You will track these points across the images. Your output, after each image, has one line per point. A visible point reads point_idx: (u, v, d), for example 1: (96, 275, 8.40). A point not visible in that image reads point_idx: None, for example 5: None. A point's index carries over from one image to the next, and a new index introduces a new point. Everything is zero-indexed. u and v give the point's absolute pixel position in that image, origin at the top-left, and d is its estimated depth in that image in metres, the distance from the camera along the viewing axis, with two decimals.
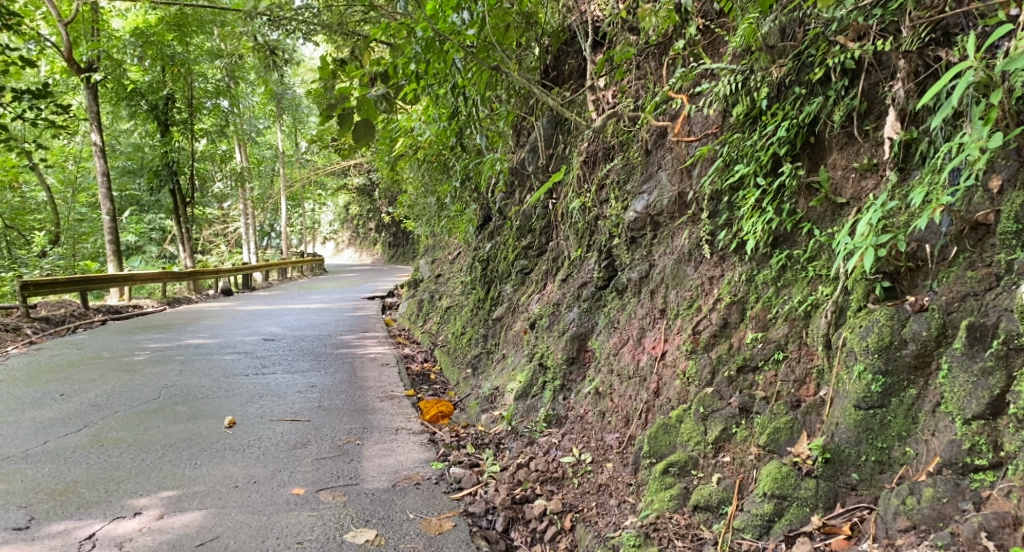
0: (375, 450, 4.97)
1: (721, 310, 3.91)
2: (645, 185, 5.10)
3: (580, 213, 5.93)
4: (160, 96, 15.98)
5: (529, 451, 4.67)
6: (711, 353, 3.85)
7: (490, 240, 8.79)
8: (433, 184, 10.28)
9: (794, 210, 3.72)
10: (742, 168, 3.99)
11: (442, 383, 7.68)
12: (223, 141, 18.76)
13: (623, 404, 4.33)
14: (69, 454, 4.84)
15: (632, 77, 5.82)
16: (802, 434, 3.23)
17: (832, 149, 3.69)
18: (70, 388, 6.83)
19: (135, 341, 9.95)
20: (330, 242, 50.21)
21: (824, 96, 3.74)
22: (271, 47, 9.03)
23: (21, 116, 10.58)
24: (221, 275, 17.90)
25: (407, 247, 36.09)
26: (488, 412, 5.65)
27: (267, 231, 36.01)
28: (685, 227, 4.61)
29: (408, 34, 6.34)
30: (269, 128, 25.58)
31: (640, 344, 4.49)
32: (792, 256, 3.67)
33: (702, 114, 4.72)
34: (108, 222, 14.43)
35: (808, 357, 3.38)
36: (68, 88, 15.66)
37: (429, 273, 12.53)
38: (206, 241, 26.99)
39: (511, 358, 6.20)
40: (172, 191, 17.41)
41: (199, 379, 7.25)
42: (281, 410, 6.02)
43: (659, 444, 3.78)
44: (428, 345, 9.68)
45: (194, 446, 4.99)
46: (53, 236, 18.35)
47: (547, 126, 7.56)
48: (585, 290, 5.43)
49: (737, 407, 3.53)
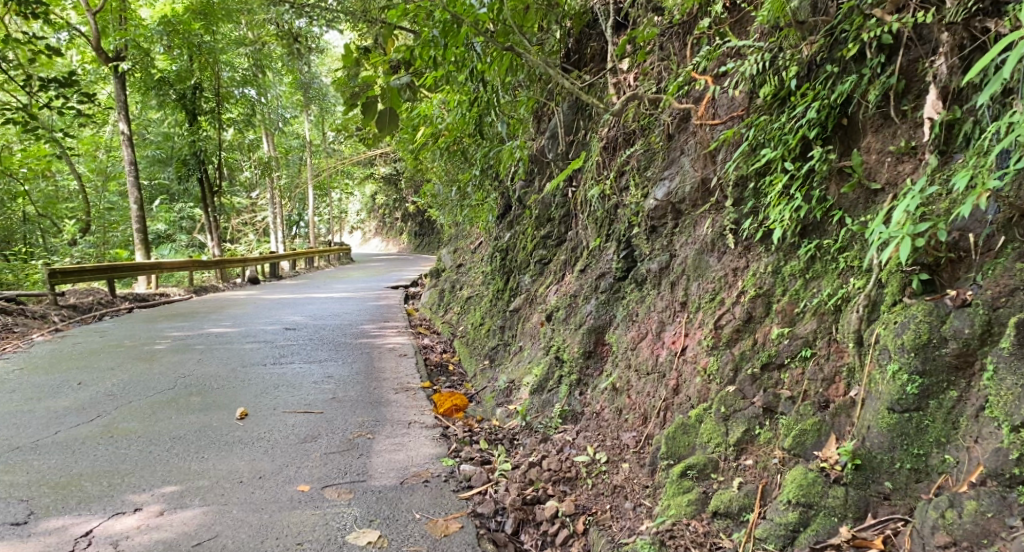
0: (385, 445, 4.84)
1: (745, 304, 3.70)
2: (666, 171, 4.88)
3: (599, 201, 5.71)
4: (187, 85, 15.88)
5: (543, 448, 4.51)
6: (733, 349, 3.65)
7: (510, 229, 8.62)
8: (455, 173, 10.13)
9: (824, 198, 3.49)
10: (769, 153, 3.75)
11: (460, 374, 7.55)
12: (249, 130, 18.83)
13: (641, 401, 4.15)
14: (78, 445, 4.78)
15: (655, 58, 5.58)
16: (831, 437, 3.01)
17: (867, 131, 3.44)
18: (88, 377, 6.81)
19: (158, 329, 9.97)
20: (357, 232, 50.56)
21: (858, 74, 3.48)
22: (295, 34, 8.90)
23: (47, 105, 10.53)
24: (247, 264, 17.98)
25: (432, 236, 36.14)
26: (503, 406, 5.49)
27: (295, 220, 36.27)
28: (707, 215, 4.38)
29: (427, 18, 6.16)
30: (296, 118, 25.67)
31: (659, 339, 4.30)
32: (821, 247, 3.44)
33: (727, 95, 4.47)
34: (136, 211, 14.47)
35: (838, 354, 3.16)
36: (98, 77, 15.73)
37: (451, 262, 12.41)
38: (234, 230, 27.23)
39: (529, 351, 6.03)
40: (200, 180, 17.46)
41: (216, 368, 7.20)
42: (295, 401, 5.92)
43: (678, 445, 3.59)
44: (448, 336, 9.55)
45: (203, 439, 4.91)
46: (85, 224, 18.58)
47: (568, 112, 7.34)
48: (603, 281, 5.23)
49: (761, 407, 3.32)
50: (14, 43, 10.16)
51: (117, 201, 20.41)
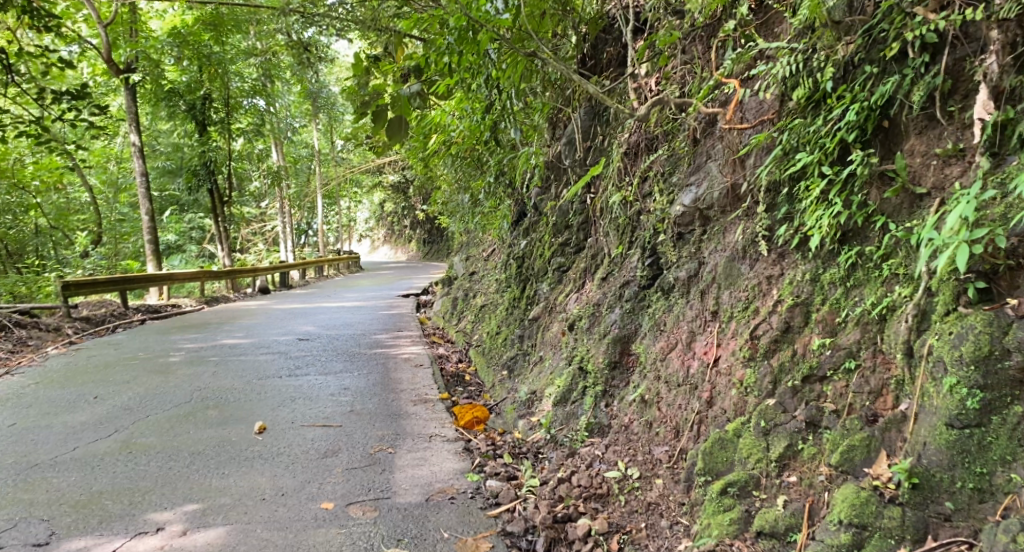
0: (408, 460, 4.72)
1: (783, 313, 3.58)
2: (693, 177, 4.77)
3: (620, 208, 5.58)
4: (197, 96, 15.95)
5: (571, 463, 4.39)
6: (771, 361, 3.53)
7: (525, 237, 8.49)
8: (467, 180, 10.03)
9: (865, 203, 3.38)
10: (805, 157, 3.63)
11: (477, 385, 7.44)
12: (259, 140, 18.86)
13: (672, 413, 4.03)
14: (97, 461, 4.70)
15: (677, 63, 5.47)
16: (881, 453, 2.90)
17: (909, 134, 3.33)
18: (104, 391, 6.73)
19: (171, 340, 9.90)
20: (365, 240, 50.57)
21: (900, 75, 3.37)
22: (305, 44, 8.84)
23: (60, 118, 10.49)
24: (258, 274, 17.94)
25: (441, 243, 36.08)
26: (525, 418, 5.37)
27: (304, 229, 36.31)
28: (738, 222, 4.27)
29: (441, 26, 6.14)
30: (305, 128, 25.67)
31: (690, 349, 4.17)
32: (863, 254, 3.33)
33: (756, 98, 4.35)
34: (148, 222, 14.45)
35: (886, 366, 3.05)
36: (109, 89, 15.78)
37: (463, 270, 12.29)
38: (244, 240, 27.24)
39: (549, 361, 5.89)
40: (210, 191, 17.46)
41: (232, 381, 7.11)
42: (313, 414, 5.82)
43: (715, 460, 3.48)
44: (462, 345, 9.44)
45: (223, 454, 4.82)
46: (97, 236, 18.60)
47: (584, 118, 7.22)
48: (628, 290, 5.10)
49: (804, 422, 3.22)
50: (27, 57, 10.14)
51: (129, 213, 20.45)
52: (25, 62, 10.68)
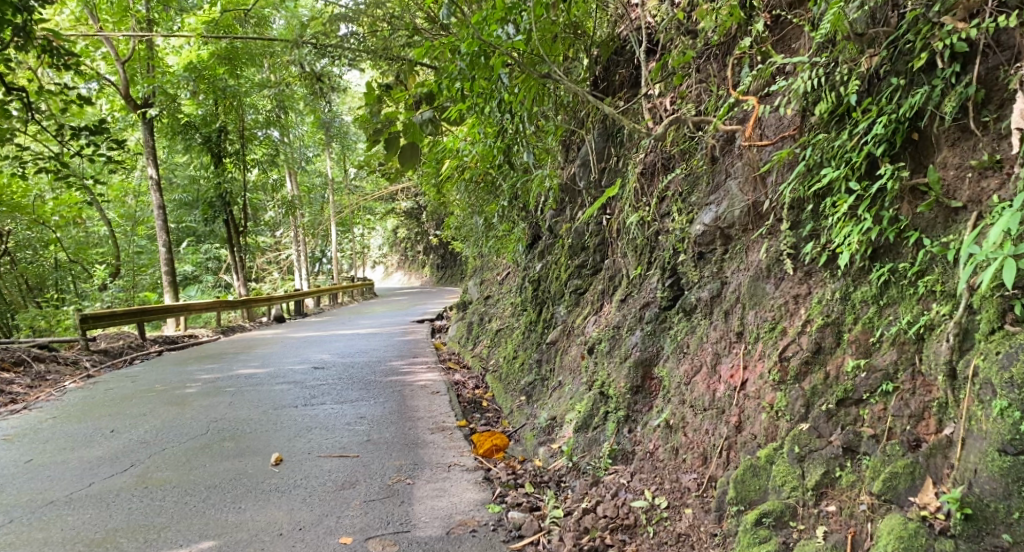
0: (427, 491, 4.60)
1: (813, 333, 3.48)
2: (712, 196, 4.66)
3: (638, 228, 5.46)
4: (213, 128, 16.16)
5: (595, 492, 4.25)
6: (803, 384, 3.43)
7: (540, 259, 8.38)
8: (481, 204, 9.98)
9: (896, 218, 3.29)
10: (830, 173, 3.53)
11: (495, 411, 7.30)
12: (273, 170, 19.07)
13: (699, 439, 3.89)
14: (112, 497, 4.62)
15: (692, 81, 5.39)
16: (926, 481, 2.82)
17: (941, 145, 3.24)
18: (120, 424, 6.67)
19: (188, 372, 9.85)
20: (380, 267, 50.73)
21: (929, 86, 3.28)
22: (319, 76, 8.91)
23: (79, 153, 10.57)
24: (274, 302, 17.95)
25: (455, 267, 36.07)
26: (545, 445, 5.23)
27: (319, 257, 36.45)
28: (762, 241, 4.16)
29: (453, 53, 6.11)
30: (319, 157, 25.88)
31: (715, 373, 4.03)
32: (896, 270, 3.23)
33: (776, 114, 4.26)
34: (164, 254, 14.53)
35: (926, 389, 2.97)
36: (127, 124, 15.97)
37: (478, 294, 12.20)
38: (261, 269, 27.38)
39: (568, 386, 5.75)
40: (226, 221, 17.64)
41: (249, 411, 7.03)
42: (330, 445, 5.71)
43: (748, 488, 3.39)
44: (479, 370, 9.31)
45: (240, 487, 4.73)
46: (115, 269, 18.71)
47: (598, 139, 7.14)
48: (647, 312, 4.97)
49: (841, 447, 3.14)
50: (47, 94, 10.26)
51: (146, 245, 20.59)
52: (45, 100, 10.81)
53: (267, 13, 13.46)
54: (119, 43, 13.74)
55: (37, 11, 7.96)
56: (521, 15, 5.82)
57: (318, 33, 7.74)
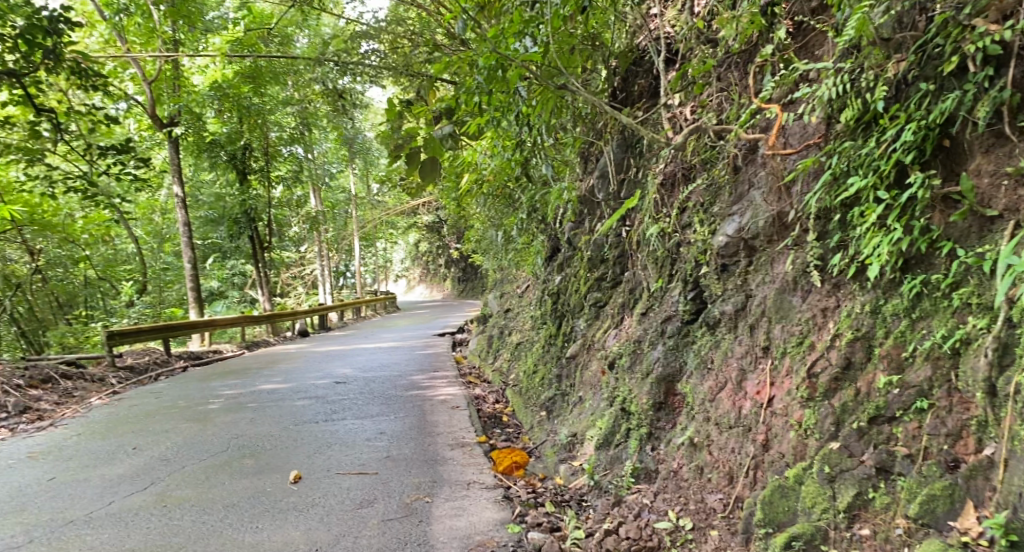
0: (446, 509, 4.52)
1: (843, 348, 3.36)
2: (735, 207, 4.55)
3: (658, 240, 5.34)
4: (238, 146, 16.34)
5: (617, 513, 4.14)
6: (832, 401, 3.32)
7: (560, 272, 8.30)
8: (501, 217, 9.94)
9: (928, 227, 3.18)
10: (858, 181, 3.42)
11: (515, 426, 7.21)
12: (296, 186, 19.27)
13: (725, 458, 3.77)
14: (131, 516, 4.61)
15: (712, 90, 5.29)
16: (967, 504, 2.72)
17: (974, 152, 3.13)
18: (142, 441, 6.68)
19: (210, 387, 9.87)
20: (401, 280, 50.93)
21: (960, 90, 3.16)
22: (341, 93, 8.97)
23: (106, 172, 10.69)
24: (297, 316, 18.03)
25: (476, 280, 36.10)
26: (566, 463, 5.13)
27: (342, 271, 36.67)
28: (787, 252, 4.05)
29: (471, 67, 6.08)
30: (342, 172, 26.08)
31: (740, 389, 3.92)
32: (929, 282, 3.12)
33: (800, 122, 4.16)
34: (189, 270, 14.66)
35: (964, 406, 2.87)
36: (154, 143, 16.19)
37: (498, 307, 12.13)
38: (284, 283, 27.59)
39: (589, 402, 5.64)
40: (250, 237, 17.85)
41: (269, 428, 7.01)
42: (349, 461, 5.65)
43: (776, 510, 3.28)
44: (500, 384, 9.22)
45: (258, 506, 4.69)
46: (142, 285, 18.92)
47: (617, 150, 7.05)
48: (669, 326, 4.86)
49: (874, 467, 3.03)
50: (76, 115, 10.41)
51: (172, 261, 20.82)
52: (74, 120, 10.98)
53: (290, 32, 13.61)
54: (145, 64, 13.95)
55: (66, 33, 8.09)
56: (539, 27, 5.78)
57: (339, 50, 7.76)
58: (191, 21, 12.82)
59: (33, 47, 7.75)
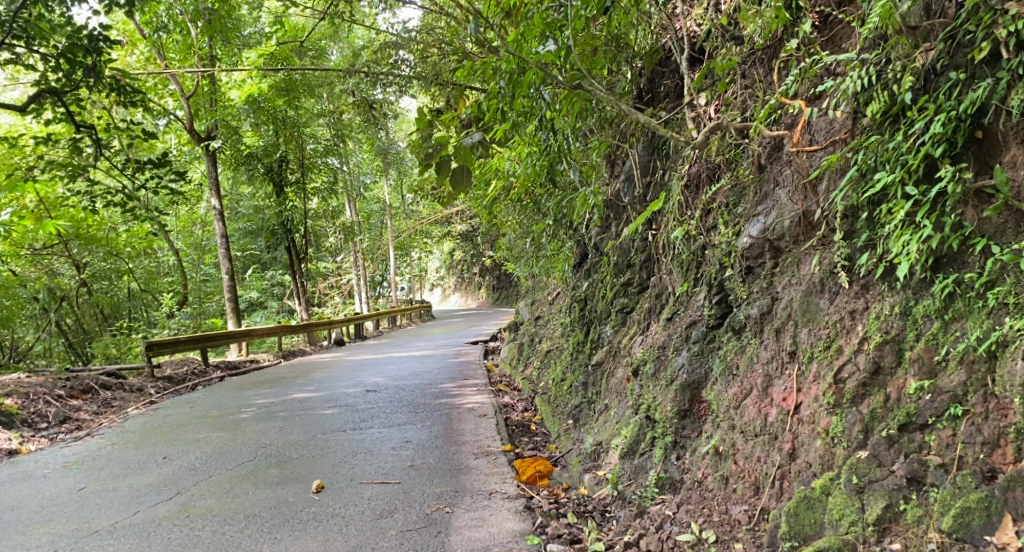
0: (466, 520, 4.45)
1: (871, 352, 3.21)
2: (760, 207, 4.40)
3: (684, 243, 5.19)
4: (274, 159, 16.56)
5: (639, 524, 4.02)
6: (861, 408, 3.17)
7: (588, 278, 8.18)
8: (530, 224, 9.84)
9: (960, 223, 3.01)
10: (885, 176, 3.27)
11: (543, 434, 7.11)
12: (331, 197, 19.45)
13: (750, 467, 3.63)
14: (154, 526, 4.64)
15: (737, 87, 5.15)
16: (1004, 517, 2.58)
17: (1009, 144, 2.96)
18: (173, 451, 6.74)
19: (244, 397, 9.94)
20: (437, 290, 51.14)
21: (992, 78, 2.98)
22: (372, 103, 9.04)
23: (144, 186, 10.85)
24: (333, 326, 18.16)
25: (511, 288, 36.05)
26: (591, 472, 5.01)
27: (378, 281, 36.97)
28: (814, 252, 3.89)
29: (494, 72, 6.01)
30: (377, 182, 26.27)
31: (767, 395, 3.77)
32: (962, 282, 2.96)
33: (826, 117, 3.99)
34: (227, 281, 14.87)
35: (1001, 413, 2.71)
36: (192, 156, 16.50)
37: (529, 315, 12.03)
38: (321, 294, 27.86)
39: (615, 409, 5.52)
40: (288, 248, 18.06)
41: (297, 436, 7.02)
42: (372, 470, 5.62)
43: (802, 523, 3.14)
44: (529, 392, 9.12)
45: (278, 515, 4.68)
46: (182, 297, 19.25)
47: (643, 152, 6.92)
48: (695, 330, 4.71)
49: (905, 478, 2.88)
50: (116, 131, 10.64)
51: (212, 273, 21.18)
52: (115, 136, 11.22)
53: (323, 44, 13.74)
54: (184, 80, 14.22)
55: (106, 51, 8.25)
56: (561, 30, 5.68)
57: (369, 61, 7.76)
58: (227, 36, 13.04)
59: (74, 65, 7.91)
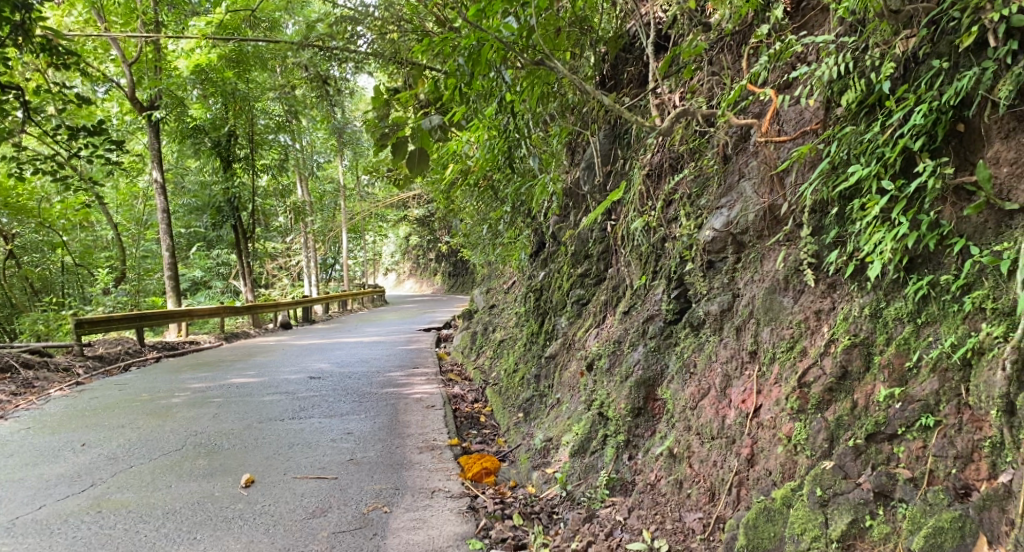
0: (405, 522, 4.16)
1: (838, 355, 3.06)
2: (723, 199, 4.20)
3: (643, 234, 4.96)
4: (222, 133, 15.76)
5: (589, 530, 3.80)
6: (825, 415, 3.01)
7: (544, 267, 7.93)
8: (487, 211, 9.50)
9: (937, 222, 2.88)
10: (860, 169, 3.10)
11: (492, 427, 6.86)
12: (282, 175, 18.69)
13: (706, 472, 3.44)
14: (59, 523, 4.23)
15: (703, 75, 4.93)
16: (979, 539, 2.44)
17: (992, 138, 2.83)
18: (93, 438, 6.25)
19: (179, 381, 9.40)
20: (391, 274, 50.43)
21: (979, 68, 2.82)
22: (326, 78, 8.58)
23: (77, 155, 9.99)
24: (280, 308, 17.50)
25: (467, 275, 35.66)
26: (539, 470, 4.78)
27: (330, 264, 35.99)
28: (778, 248, 3.71)
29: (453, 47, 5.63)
30: (331, 163, 25.44)
31: (725, 396, 3.57)
32: (937, 284, 2.83)
33: (796, 106, 3.81)
34: (168, 259, 14.12)
35: (975, 425, 2.59)
36: (134, 127, 15.62)
37: (484, 303, 11.72)
38: (270, 274, 26.97)
39: (566, 404, 5.28)
40: (234, 226, 17.29)
41: (230, 425, 6.59)
42: (308, 464, 5.26)
43: (761, 535, 2.97)
44: (480, 383, 8.85)
45: (200, 513, 4.33)
46: (120, 274, 18.29)
47: (604, 140, 6.69)
48: (651, 325, 4.49)
49: (872, 491, 2.74)
50: (47, 95, 9.77)
51: (152, 248, 20.20)
52: (48, 102, 10.39)
53: (278, 15, 13.05)
54: (126, 45, 13.35)
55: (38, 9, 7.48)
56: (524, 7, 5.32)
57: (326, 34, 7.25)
58: None
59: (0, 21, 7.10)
